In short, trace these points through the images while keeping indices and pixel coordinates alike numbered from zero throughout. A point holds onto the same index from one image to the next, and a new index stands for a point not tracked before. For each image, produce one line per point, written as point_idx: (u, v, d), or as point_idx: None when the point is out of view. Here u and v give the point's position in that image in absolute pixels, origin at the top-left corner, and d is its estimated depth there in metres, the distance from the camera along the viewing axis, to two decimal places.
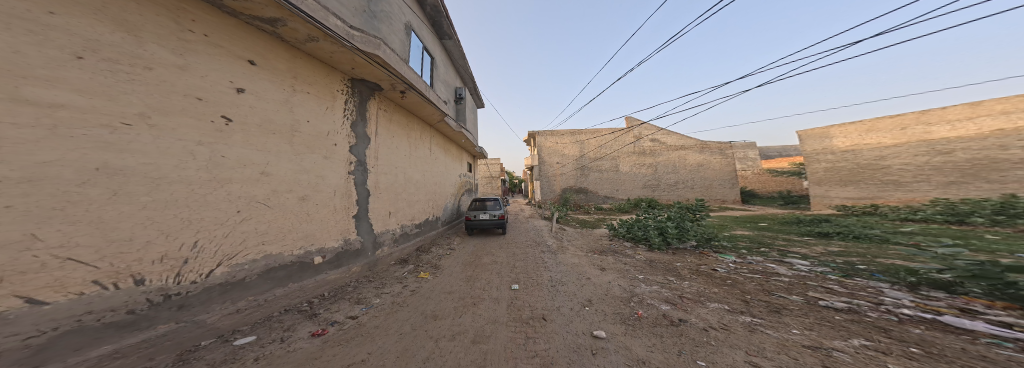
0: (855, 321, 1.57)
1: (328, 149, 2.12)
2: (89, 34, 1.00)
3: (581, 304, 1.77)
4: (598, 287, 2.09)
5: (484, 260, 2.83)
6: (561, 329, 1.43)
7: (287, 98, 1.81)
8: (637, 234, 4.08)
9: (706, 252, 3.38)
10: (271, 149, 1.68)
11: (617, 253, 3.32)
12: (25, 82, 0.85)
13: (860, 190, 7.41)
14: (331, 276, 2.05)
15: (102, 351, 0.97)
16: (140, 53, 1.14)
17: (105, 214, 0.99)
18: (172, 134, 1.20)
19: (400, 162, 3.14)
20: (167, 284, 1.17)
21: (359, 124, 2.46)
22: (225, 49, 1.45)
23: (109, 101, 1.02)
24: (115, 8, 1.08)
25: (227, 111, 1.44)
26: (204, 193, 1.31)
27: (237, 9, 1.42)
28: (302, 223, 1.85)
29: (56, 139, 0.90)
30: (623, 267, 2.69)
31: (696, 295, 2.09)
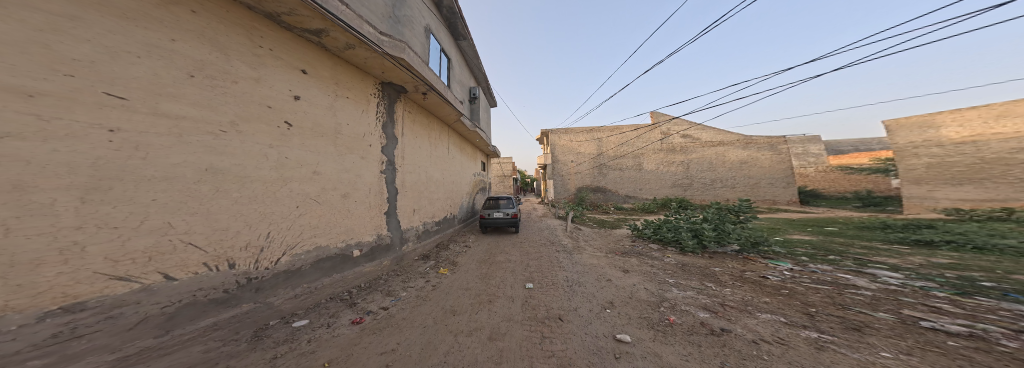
0: (980, 350, 1.25)
1: (364, 149, 2.37)
2: (196, 55, 1.28)
3: (604, 306, 1.70)
4: (621, 290, 1.99)
5: (498, 258, 2.87)
6: (579, 330, 1.40)
7: (331, 103, 2.09)
8: (666, 236, 3.79)
9: (753, 258, 3.04)
10: (320, 150, 1.95)
11: (642, 255, 3.11)
12: (161, 98, 1.13)
13: (983, 191, 6.01)
14: (365, 268, 2.25)
15: (207, 322, 1.21)
16: (228, 68, 1.41)
17: (212, 207, 1.27)
18: (252, 137, 1.48)
19: (423, 163, 3.41)
20: (248, 268, 1.41)
21: (389, 126, 2.75)
22: (283, 60, 1.73)
23: (212, 112, 1.31)
24: (213, 30, 1.35)
25: (288, 117, 1.73)
26: (273, 189, 1.58)
27: (292, 23, 1.69)
28: (343, 219, 2.09)
29: (181, 144, 1.18)
30: (650, 270, 2.52)
31: (740, 303, 1.88)
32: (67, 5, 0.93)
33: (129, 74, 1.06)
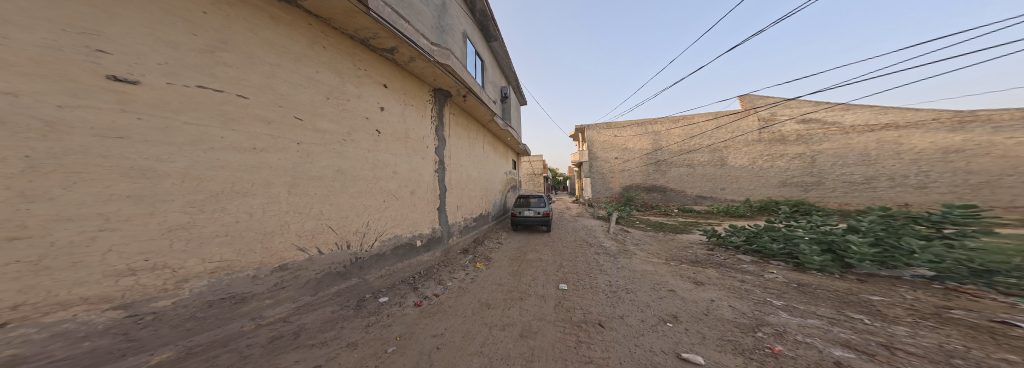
0: None
1: (424, 150, 2.80)
2: (328, 81, 1.85)
3: (661, 319, 1.44)
4: (690, 303, 1.62)
5: (529, 256, 2.81)
6: (625, 339, 1.25)
7: (404, 111, 2.54)
8: (771, 247, 2.83)
9: (966, 292, 1.86)
10: (396, 152, 2.40)
11: (724, 266, 2.44)
12: (314, 117, 1.73)
13: None
14: (422, 257, 2.61)
15: (335, 288, 1.77)
16: (344, 89, 1.96)
17: (338, 196, 1.85)
18: (360, 145, 2.05)
19: (465, 162, 3.81)
20: (356, 249, 1.97)
21: (440, 127, 3.16)
22: (373, 78, 2.21)
23: (340, 126, 1.90)
24: (336, 63, 1.91)
25: (378, 126, 2.23)
26: (367, 183, 2.08)
27: (375, 45, 2.12)
28: (409, 213, 2.52)
29: (327, 150, 1.79)
30: (736, 285, 1.94)
31: (933, 352, 1.11)
32: (277, 58, 1.54)
33: (302, 102, 1.66)
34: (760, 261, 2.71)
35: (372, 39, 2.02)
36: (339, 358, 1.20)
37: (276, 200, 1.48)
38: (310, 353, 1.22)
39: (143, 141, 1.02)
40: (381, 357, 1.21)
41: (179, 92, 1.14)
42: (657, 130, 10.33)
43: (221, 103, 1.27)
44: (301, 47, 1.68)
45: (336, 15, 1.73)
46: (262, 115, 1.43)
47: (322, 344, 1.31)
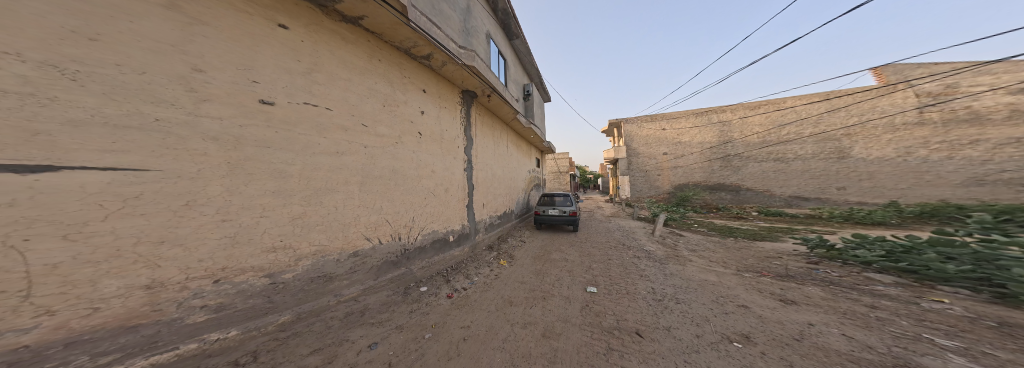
0: None
1: (455, 150, 3.01)
2: (384, 90, 2.17)
3: (727, 338, 1.15)
4: (775, 324, 1.27)
5: (552, 255, 2.77)
6: (671, 353, 1.06)
7: (440, 114, 2.80)
8: (931, 265, 2.12)
9: None
10: (434, 152, 2.66)
11: (848, 290, 1.91)
12: (377, 123, 2.08)
13: None
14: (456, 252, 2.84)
15: (390, 275, 2.12)
16: (396, 96, 2.27)
17: (390, 191, 2.16)
18: (410, 147, 2.37)
19: (491, 161, 3.93)
20: (405, 241, 2.28)
21: (468, 128, 3.34)
22: (415, 84, 2.48)
23: (396, 131, 2.25)
24: (389, 73, 2.22)
25: (420, 129, 2.51)
26: (412, 180, 2.38)
27: (414, 54, 2.36)
28: (442, 209, 2.73)
29: (387, 153, 2.15)
30: (861, 315, 1.47)
31: None
32: (348, 74, 1.90)
33: (368, 111, 2.02)
34: (915, 286, 2.03)
35: (410, 47, 2.25)
36: (390, 336, 1.48)
37: (353, 196, 1.88)
38: (371, 331, 1.52)
39: (279, 149, 1.47)
40: (421, 340, 1.40)
41: (296, 109, 1.57)
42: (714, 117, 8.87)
43: (318, 117, 1.68)
44: (363, 62, 2.01)
45: (381, 27, 1.98)
46: (339, 122, 1.81)
47: (378, 323, 1.62)
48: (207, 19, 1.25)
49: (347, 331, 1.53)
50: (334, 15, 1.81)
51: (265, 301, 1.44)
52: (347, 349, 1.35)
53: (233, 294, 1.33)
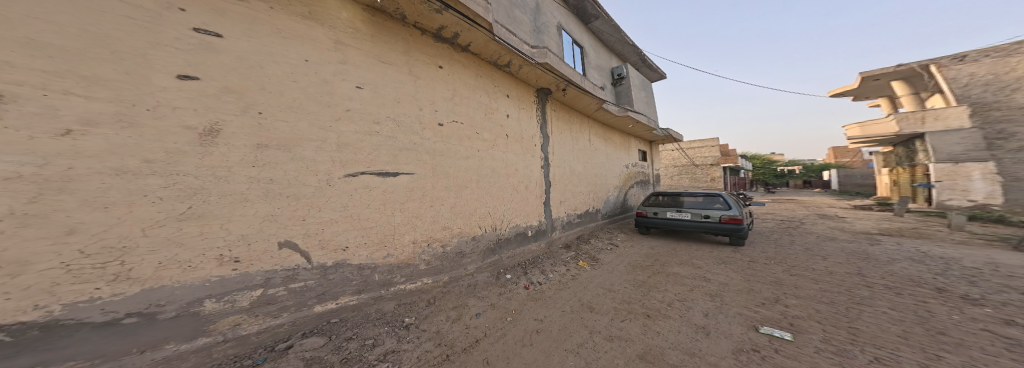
0: None
1: (531, 147, 3.48)
2: (487, 103, 2.95)
3: None
4: None
5: (654, 267, 2.91)
6: None
7: (520, 113, 3.35)
8: None
9: None
10: (517, 151, 3.26)
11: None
12: (483, 133, 2.89)
13: None
14: (532, 248, 3.32)
15: (492, 259, 2.90)
16: (491, 105, 3.00)
17: (486, 181, 2.87)
18: (502, 148, 3.08)
19: (568, 157, 4.16)
20: (498, 232, 2.96)
21: (544, 125, 3.73)
22: (500, 91, 3.11)
23: (499, 139, 3.04)
24: (485, 87, 2.94)
25: (507, 131, 3.16)
26: (505, 174, 3.07)
27: (499, 64, 2.99)
28: (515, 197, 3.18)
29: (493, 155, 2.96)
30: None
31: None
32: (469, 91, 2.77)
33: (482, 124, 2.88)
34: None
35: (498, 60, 2.92)
36: (486, 312, 2.10)
37: (466, 186, 2.67)
38: (478, 303, 2.23)
39: (447, 156, 2.53)
40: (503, 322, 1.93)
41: (453, 129, 2.60)
42: (966, 51, 7.57)
43: (460, 132, 2.66)
44: (472, 79, 2.81)
45: (481, 49, 2.68)
46: (465, 133, 2.71)
47: (482, 298, 2.31)
48: (421, 74, 2.38)
49: (465, 298, 2.31)
50: (457, 48, 2.69)
51: (440, 264, 2.47)
52: (466, 313, 2.08)
53: (433, 255, 2.43)
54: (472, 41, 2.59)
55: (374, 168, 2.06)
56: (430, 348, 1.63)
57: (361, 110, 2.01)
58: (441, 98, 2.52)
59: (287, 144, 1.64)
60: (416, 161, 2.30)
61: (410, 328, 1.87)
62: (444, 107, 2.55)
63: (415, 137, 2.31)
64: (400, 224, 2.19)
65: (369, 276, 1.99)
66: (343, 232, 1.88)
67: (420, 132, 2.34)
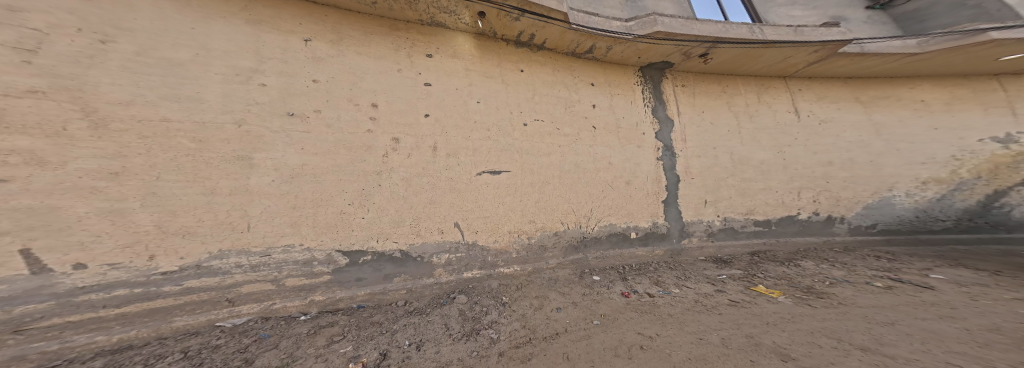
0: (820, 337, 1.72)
1: (638, 139, 3.92)
2: (565, 93, 3.39)
3: None
4: None
5: (910, 324, 1.81)
6: None
7: (611, 102, 3.86)
8: None
9: None
10: (611, 143, 3.63)
11: None
12: (564, 136, 3.28)
13: None
14: (638, 252, 3.29)
15: (578, 255, 3.02)
16: (572, 99, 3.43)
17: (568, 177, 3.19)
18: (589, 142, 3.44)
19: (705, 135, 4.27)
20: (583, 228, 3.13)
21: (657, 109, 4.28)
22: (582, 84, 3.59)
23: (581, 139, 3.37)
24: (564, 80, 3.41)
25: (594, 122, 3.57)
26: (597, 169, 3.38)
27: (578, 51, 3.41)
28: (606, 193, 3.36)
29: (573, 149, 3.29)
30: None
31: None
32: (543, 87, 3.24)
33: (564, 123, 3.30)
34: None
35: (577, 47, 3.27)
36: (566, 308, 2.28)
37: (549, 180, 3.08)
38: (560, 298, 2.42)
39: (534, 155, 3.06)
40: (589, 323, 2.09)
41: (539, 133, 3.13)
42: None
43: (545, 135, 3.16)
44: (548, 77, 3.29)
45: (556, 42, 3.08)
46: (546, 130, 3.17)
47: (563, 293, 2.49)
48: (508, 80, 3.02)
49: (546, 291, 2.54)
50: (533, 49, 3.18)
51: (523, 254, 2.86)
52: (547, 305, 2.32)
53: (521, 245, 2.88)
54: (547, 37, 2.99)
55: (488, 167, 2.81)
56: (519, 328, 2.08)
57: (483, 118, 2.84)
58: (524, 100, 3.10)
59: (453, 153, 2.68)
60: (509, 160, 2.91)
61: (505, 305, 2.33)
62: (528, 108, 3.11)
63: (508, 138, 2.95)
64: (494, 202, 2.80)
65: (484, 257, 2.72)
66: (474, 220, 2.71)
67: (510, 134, 2.95)
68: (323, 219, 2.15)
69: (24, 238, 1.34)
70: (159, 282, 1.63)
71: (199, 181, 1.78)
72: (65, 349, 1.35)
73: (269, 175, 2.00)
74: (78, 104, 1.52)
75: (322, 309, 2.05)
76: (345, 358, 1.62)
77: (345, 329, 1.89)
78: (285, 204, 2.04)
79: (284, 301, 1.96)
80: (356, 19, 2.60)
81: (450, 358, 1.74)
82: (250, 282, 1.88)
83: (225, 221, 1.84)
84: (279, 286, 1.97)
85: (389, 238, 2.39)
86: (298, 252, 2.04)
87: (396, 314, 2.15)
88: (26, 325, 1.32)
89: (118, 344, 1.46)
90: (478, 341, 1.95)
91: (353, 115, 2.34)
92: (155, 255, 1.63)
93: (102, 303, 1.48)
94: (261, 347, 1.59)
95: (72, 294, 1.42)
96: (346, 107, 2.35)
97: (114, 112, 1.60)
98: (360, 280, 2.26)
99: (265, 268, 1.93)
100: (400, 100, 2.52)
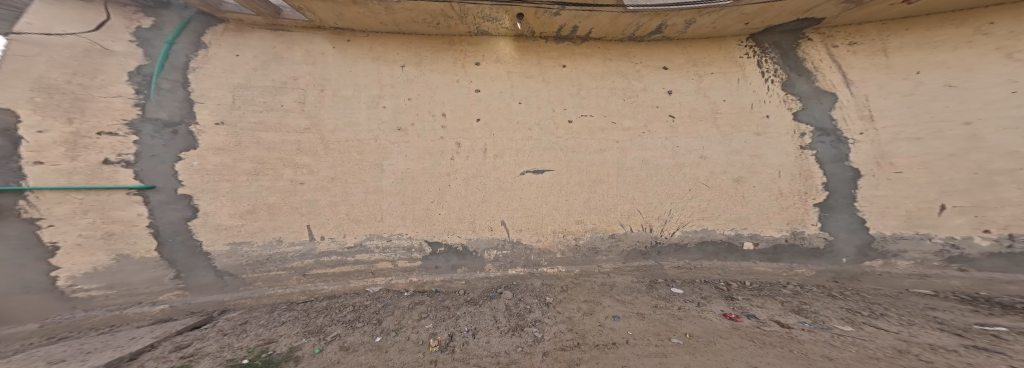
0: None
1: (761, 120, 2.99)
2: (620, 85, 3.09)
3: None
4: None
5: None
6: None
7: (698, 84, 3.14)
8: None
9: None
10: (702, 134, 2.96)
11: None
12: (628, 133, 2.96)
13: None
14: (758, 267, 2.45)
15: (647, 262, 2.52)
16: (636, 88, 3.09)
17: (635, 177, 2.82)
18: (657, 135, 2.96)
19: (912, 102, 2.62)
20: (656, 233, 2.59)
21: (796, 83, 3.02)
22: (653, 71, 3.15)
23: (648, 135, 2.96)
24: (626, 70, 3.13)
25: (672, 112, 3.03)
26: (682, 170, 2.82)
27: (639, 34, 3.08)
28: (694, 194, 2.73)
29: (635, 145, 2.93)
30: None
31: None
32: (595, 81, 3.09)
33: (626, 116, 3.01)
34: None
35: (638, 29, 2.98)
36: (626, 318, 1.93)
37: (611, 183, 2.80)
38: (615, 305, 2.10)
39: (582, 154, 2.89)
40: (665, 342, 1.58)
41: (592, 131, 2.95)
42: None
43: (604, 133, 2.95)
44: (603, 69, 3.12)
45: (605, 29, 2.95)
46: (597, 125, 2.97)
47: (625, 302, 2.12)
48: (549, 78, 3.05)
49: (596, 297, 2.22)
50: (575, 41, 3.15)
51: (572, 255, 2.58)
52: (599, 312, 2.03)
53: (567, 246, 2.61)
54: (594, 27, 2.92)
55: (530, 167, 2.86)
56: (565, 331, 1.86)
57: (523, 118, 2.95)
58: (569, 96, 3.03)
59: (498, 152, 2.89)
60: (552, 160, 2.87)
61: (548, 305, 2.19)
62: (572, 104, 3.02)
63: (552, 136, 2.93)
64: (543, 200, 2.77)
65: (526, 255, 2.62)
66: (518, 218, 2.75)
67: (554, 132, 2.93)
68: (416, 208, 2.80)
69: (310, 219, 2.65)
70: (348, 253, 2.64)
71: (361, 183, 2.78)
72: (314, 290, 2.55)
73: (390, 177, 2.81)
74: (315, 133, 2.75)
75: (417, 288, 2.64)
76: (428, 334, 2.07)
77: (428, 309, 2.36)
78: (395, 200, 2.79)
79: (394, 279, 2.66)
80: (428, 41, 3.08)
81: (498, 350, 1.77)
82: (384, 261, 2.68)
83: (363, 211, 2.74)
84: (396, 267, 2.69)
85: (455, 232, 2.78)
86: (400, 239, 2.73)
87: (458, 302, 2.44)
88: (307, 271, 2.59)
89: (333, 292, 2.58)
90: (522, 337, 1.88)
91: (428, 122, 2.89)
92: (346, 234, 2.68)
93: (329, 263, 2.61)
94: (386, 312, 2.34)
95: (319, 255, 2.61)
96: (428, 117, 2.90)
97: (330, 132, 2.78)
98: (434, 267, 2.72)
99: (387, 252, 2.70)
100: (457, 106, 2.94)
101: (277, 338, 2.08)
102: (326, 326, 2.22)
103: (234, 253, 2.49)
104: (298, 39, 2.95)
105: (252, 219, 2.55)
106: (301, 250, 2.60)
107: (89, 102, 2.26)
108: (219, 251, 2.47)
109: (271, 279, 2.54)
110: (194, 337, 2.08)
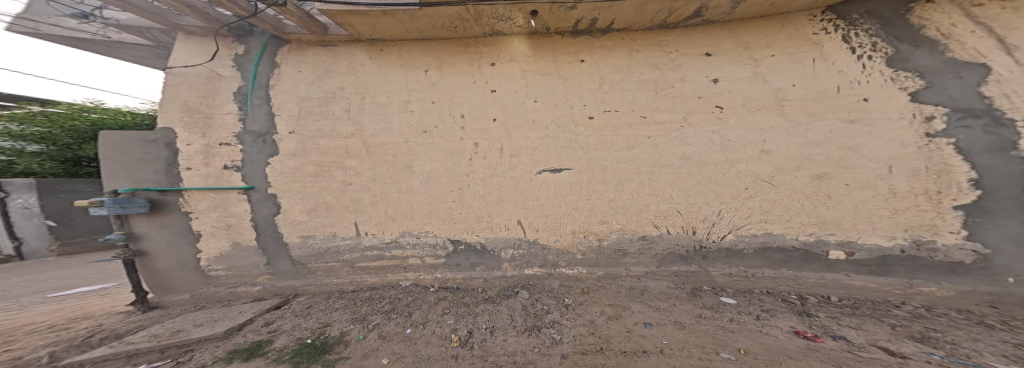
0: None
1: (854, 105, 2.32)
2: (648, 77, 2.80)
3: None
4: None
5: None
6: None
7: (754, 70, 2.60)
8: None
9: None
10: (763, 126, 2.46)
11: None
12: (664, 128, 2.62)
13: None
14: (851, 281, 2.19)
15: (690, 268, 2.44)
16: (671, 79, 2.75)
17: (670, 177, 2.52)
18: (699, 128, 2.56)
19: None
20: (701, 237, 2.45)
21: (914, 57, 2.22)
22: (694, 58, 2.75)
23: (690, 128, 2.58)
24: (658, 61, 2.83)
25: (718, 102, 2.59)
26: (729, 170, 2.45)
27: (673, 20, 2.72)
28: (745, 197, 2.42)
29: (670, 140, 2.58)
30: None
31: None
32: (617, 74, 2.86)
33: (659, 108, 2.68)
34: None
35: (670, 15, 2.63)
36: (660, 326, 1.82)
37: (641, 183, 2.55)
38: (646, 312, 2.00)
39: (607, 151, 2.66)
40: (713, 356, 1.46)
41: (620, 128, 2.71)
42: None
43: (632, 129, 2.68)
44: (626, 61, 2.87)
45: (629, 19, 2.71)
46: (622, 120, 2.72)
47: (654, 308, 2.04)
48: (566, 74, 2.94)
49: (622, 301, 2.17)
50: (596, 34, 2.98)
51: (595, 256, 2.55)
52: (627, 317, 1.94)
53: (588, 246, 2.56)
54: (617, 18, 2.71)
55: (549, 166, 2.74)
56: (586, 333, 1.79)
57: (542, 117, 2.88)
58: (589, 91, 2.86)
59: (515, 152, 2.86)
60: (572, 159, 2.71)
61: (568, 307, 2.13)
62: (593, 99, 2.83)
63: (570, 134, 2.78)
64: (564, 201, 2.65)
65: (544, 255, 2.62)
66: (534, 218, 2.68)
67: (574, 129, 2.78)
68: (436, 206, 2.92)
69: (356, 216, 3.00)
70: (386, 248, 2.92)
71: (395, 182, 3.01)
72: (361, 281, 2.91)
73: (418, 178, 2.99)
74: (356, 137, 3.11)
75: (440, 285, 2.78)
76: (450, 329, 2.05)
77: (451, 305, 2.40)
78: (421, 200, 2.96)
79: (421, 275, 2.85)
80: (445, 44, 3.18)
81: (515, 349, 1.70)
82: (411, 255, 2.88)
83: (394, 210, 2.97)
84: (422, 263, 2.87)
85: (473, 230, 2.80)
86: (429, 236, 2.88)
87: (478, 298, 2.48)
88: (355, 262, 2.95)
89: (376, 282, 2.90)
90: (539, 338, 1.81)
91: (450, 125, 3.03)
92: (386, 230, 2.95)
93: (371, 257, 2.93)
94: (414, 306, 2.46)
95: (365, 249, 2.94)
96: (451, 121, 3.04)
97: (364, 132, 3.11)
98: (455, 265, 2.80)
99: (411, 245, 2.89)
100: (475, 109, 3.02)
101: (331, 323, 2.36)
102: (369, 315, 2.43)
103: (297, 243, 2.99)
104: (342, 51, 3.24)
105: (310, 213, 3.01)
106: (350, 243, 2.97)
107: (213, 119, 2.97)
108: (294, 241, 3.00)
109: (326, 268, 2.98)
110: (274, 315, 2.55)
